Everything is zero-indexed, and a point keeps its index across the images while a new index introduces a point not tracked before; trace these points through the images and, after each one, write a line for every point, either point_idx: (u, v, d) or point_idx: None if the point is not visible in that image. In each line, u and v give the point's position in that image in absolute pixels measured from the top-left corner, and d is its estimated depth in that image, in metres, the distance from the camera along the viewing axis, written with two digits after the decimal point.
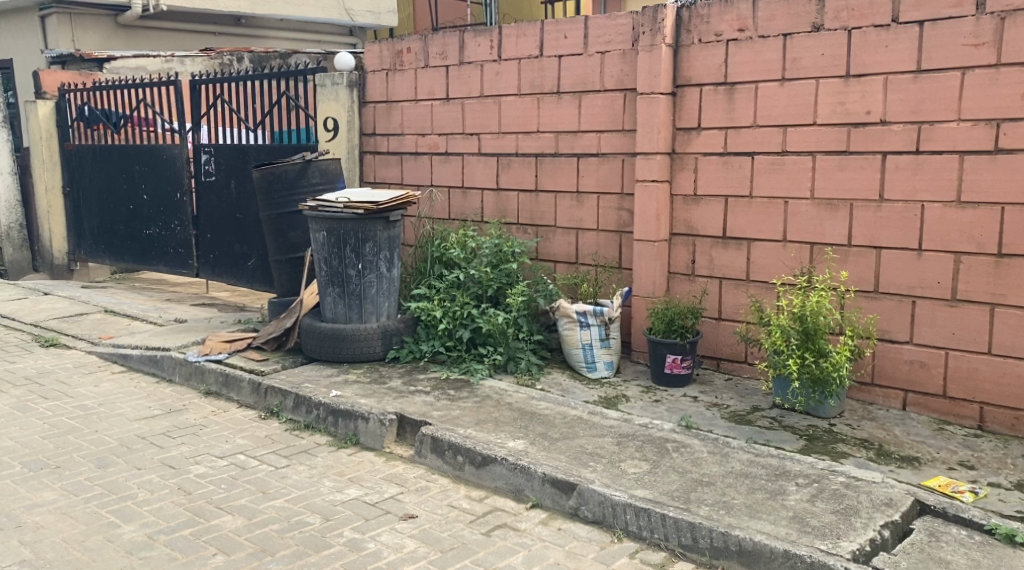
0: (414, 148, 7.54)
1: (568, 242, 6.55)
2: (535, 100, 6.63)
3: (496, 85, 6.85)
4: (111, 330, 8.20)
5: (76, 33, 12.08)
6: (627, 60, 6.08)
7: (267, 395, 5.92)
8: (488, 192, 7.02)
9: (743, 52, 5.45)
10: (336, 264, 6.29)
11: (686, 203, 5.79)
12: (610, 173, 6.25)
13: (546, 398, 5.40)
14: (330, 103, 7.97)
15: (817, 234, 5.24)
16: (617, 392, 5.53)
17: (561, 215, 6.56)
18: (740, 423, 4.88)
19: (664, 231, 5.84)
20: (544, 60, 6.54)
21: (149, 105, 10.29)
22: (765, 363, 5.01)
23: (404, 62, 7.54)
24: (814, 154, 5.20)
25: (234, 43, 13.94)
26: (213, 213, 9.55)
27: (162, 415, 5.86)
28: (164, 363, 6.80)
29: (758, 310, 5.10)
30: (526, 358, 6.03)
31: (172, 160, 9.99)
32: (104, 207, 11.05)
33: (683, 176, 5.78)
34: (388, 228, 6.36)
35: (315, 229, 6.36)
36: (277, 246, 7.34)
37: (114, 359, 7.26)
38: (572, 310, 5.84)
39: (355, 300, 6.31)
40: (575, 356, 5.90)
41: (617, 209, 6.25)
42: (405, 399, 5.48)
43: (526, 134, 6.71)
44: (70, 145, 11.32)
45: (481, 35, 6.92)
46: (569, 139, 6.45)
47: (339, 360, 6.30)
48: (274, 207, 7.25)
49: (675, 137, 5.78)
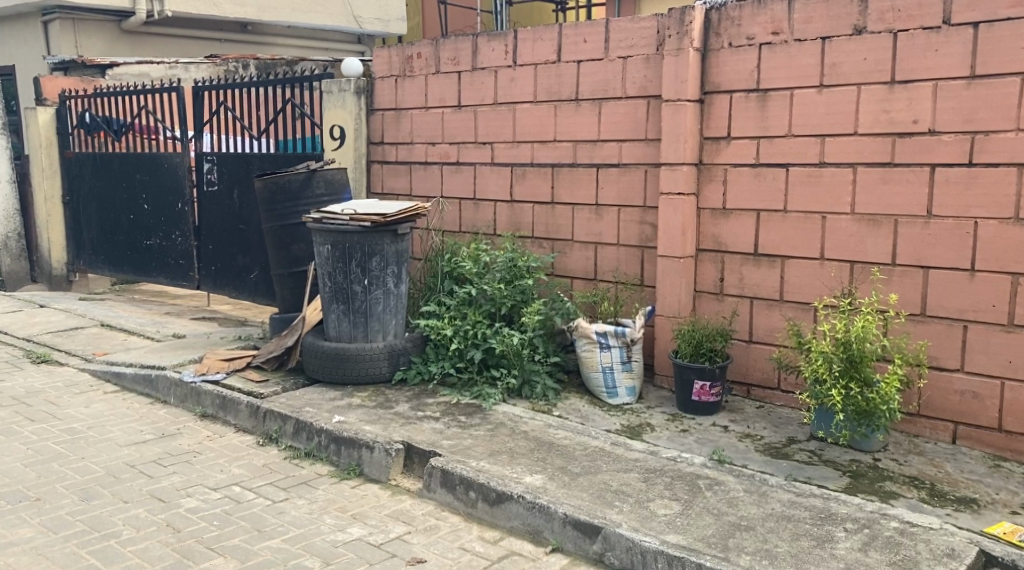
0: (423, 157, 7.20)
1: (587, 257, 6.18)
2: (551, 107, 6.28)
3: (511, 92, 6.51)
4: (105, 346, 7.85)
5: (79, 39, 11.80)
6: (651, 65, 5.72)
7: (266, 419, 5.55)
8: (502, 204, 6.66)
9: (777, 57, 5.09)
10: (340, 279, 5.94)
11: (714, 217, 5.43)
12: (632, 185, 5.88)
13: (564, 426, 5.02)
14: (337, 110, 7.61)
15: (857, 252, 4.87)
16: (641, 420, 5.15)
17: (579, 229, 6.20)
18: (776, 458, 4.50)
19: (690, 247, 5.49)
20: (562, 66, 6.19)
21: (151, 112, 9.97)
22: (805, 394, 4.59)
23: (414, 68, 7.20)
24: (855, 167, 4.84)
25: (241, 50, 13.66)
26: (215, 224, 9.21)
27: (154, 441, 5.50)
28: (159, 383, 6.45)
29: (796, 334, 4.66)
30: (542, 381, 5.62)
31: (174, 168, 9.66)
32: (104, 216, 10.74)
33: (711, 188, 5.43)
34: (396, 242, 6.00)
35: (319, 242, 6.01)
36: (280, 260, 7.00)
37: (108, 378, 6.92)
38: (591, 331, 5.48)
39: (360, 317, 5.96)
40: (595, 380, 5.52)
41: (639, 223, 5.88)
42: (413, 426, 5.11)
43: (541, 143, 6.37)
44: (70, 153, 11.02)
45: (495, 40, 6.59)
46: (588, 148, 6.09)
47: (343, 382, 5.93)
48: (277, 219, 6.90)
49: (702, 147, 5.43)
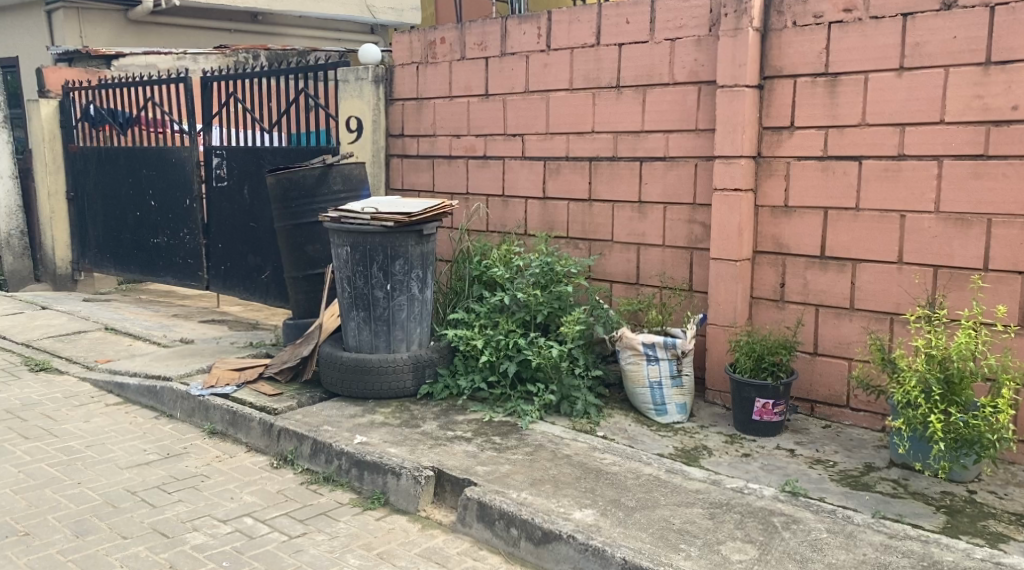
0: (447, 150, 6.69)
1: (628, 259, 5.66)
2: (589, 95, 5.76)
3: (544, 79, 6.00)
4: (108, 352, 7.36)
5: (84, 29, 11.36)
6: (703, 48, 5.20)
7: (280, 438, 5.06)
8: (534, 200, 6.15)
9: (849, 37, 4.58)
10: (360, 284, 5.44)
11: (775, 216, 4.93)
12: (680, 180, 5.36)
13: (612, 449, 4.50)
14: (354, 100, 7.10)
15: (942, 254, 4.39)
16: (696, 442, 4.63)
17: (619, 229, 5.68)
18: (856, 489, 3.98)
19: (747, 249, 4.99)
20: (602, 50, 5.68)
21: (158, 104, 9.48)
22: (893, 416, 4.08)
23: (437, 54, 6.69)
24: (940, 159, 4.35)
25: (252, 41, 13.16)
26: (225, 221, 8.73)
27: (158, 462, 5.01)
28: (164, 396, 5.97)
29: (880, 350, 4.15)
30: (583, 398, 5.08)
31: (182, 163, 9.18)
32: (110, 213, 10.26)
33: (771, 183, 4.92)
34: (421, 243, 5.50)
35: (337, 243, 5.51)
36: (294, 262, 6.51)
37: (110, 389, 6.43)
38: (637, 342, 4.97)
39: (382, 326, 5.46)
40: (641, 397, 5.01)
41: (688, 222, 5.35)
42: (442, 449, 4.60)
43: (578, 135, 5.85)
44: (74, 147, 10.54)
45: (527, 22, 6.08)
46: (630, 140, 5.57)
47: (364, 397, 5.43)
48: (290, 218, 6.41)
49: (761, 138, 4.94)
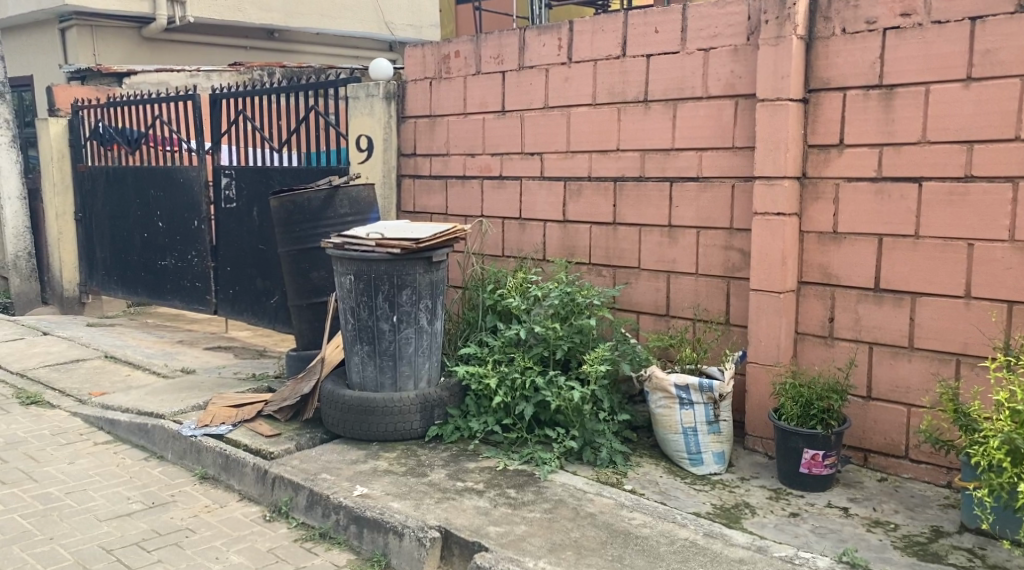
0: (461, 170, 6.24)
1: (656, 288, 5.17)
2: (614, 111, 5.30)
3: (566, 93, 5.55)
4: (104, 384, 6.95)
5: (97, 47, 11.05)
6: (739, 58, 4.73)
7: (275, 487, 4.61)
8: (554, 224, 5.68)
9: (907, 44, 4.11)
10: (364, 316, 4.99)
11: (822, 243, 4.46)
12: (715, 203, 4.88)
13: (641, 507, 4.01)
14: (364, 117, 6.66)
15: (1017, 289, 3.90)
16: (736, 499, 4.13)
17: (647, 256, 5.20)
18: (925, 560, 3.47)
19: (791, 280, 4.52)
20: (628, 62, 5.22)
21: (165, 122, 9.12)
22: (973, 479, 3.58)
23: (451, 69, 6.27)
24: (1015, 180, 3.87)
25: (267, 58, 12.83)
26: (232, 244, 8.32)
27: (141, 513, 4.58)
28: (155, 435, 5.54)
29: (954, 405, 3.67)
30: (607, 444, 4.58)
31: (189, 183, 8.81)
32: (117, 235, 9.91)
33: (818, 208, 4.45)
34: (430, 271, 5.04)
35: (340, 271, 5.06)
36: (297, 289, 6.07)
37: (100, 425, 6.02)
38: (669, 383, 4.49)
39: (388, 361, 5.00)
40: (675, 444, 4.53)
41: (724, 248, 4.87)
42: (451, 504, 4.12)
43: (602, 154, 5.39)
44: (83, 167, 10.20)
45: (546, 33, 5.63)
46: (659, 159, 5.11)
47: (367, 439, 4.96)
48: (294, 243, 5.98)
49: (806, 157, 4.47)
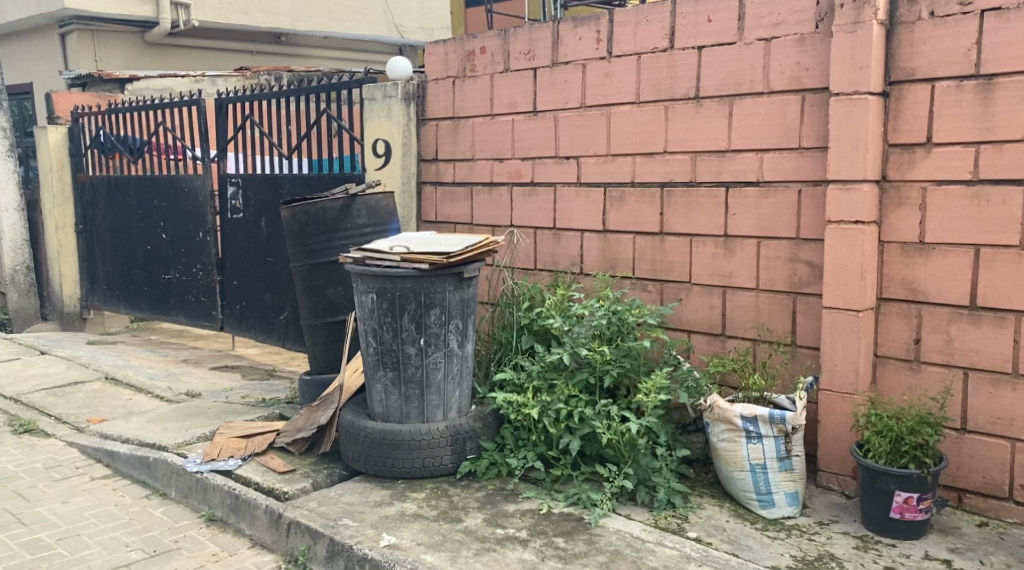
0: (488, 176, 5.75)
1: (711, 305, 4.67)
2: (660, 109, 4.81)
3: (606, 91, 5.05)
4: (103, 409, 6.46)
5: (99, 52, 10.60)
6: (807, 49, 4.25)
7: (290, 534, 4.11)
8: (592, 234, 5.18)
9: (1008, 28, 3.63)
10: (388, 339, 4.49)
11: (906, 254, 3.95)
12: (779, 210, 4.39)
13: (711, 559, 3.51)
14: (381, 121, 6.14)
15: None
16: (818, 549, 3.62)
17: (700, 269, 4.70)
18: None
19: (870, 296, 4.02)
20: (676, 55, 4.74)
21: (169, 128, 8.63)
22: None
23: (475, 67, 5.78)
24: None
25: (274, 63, 12.36)
26: (240, 256, 7.82)
27: (142, 564, 4.08)
28: (157, 470, 5.04)
29: None
30: (665, 484, 4.07)
31: (195, 193, 8.33)
32: (119, 248, 9.42)
33: (901, 215, 3.96)
34: (461, 288, 4.54)
35: (360, 289, 4.56)
36: (311, 307, 5.57)
37: (98, 457, 5.52)
38: (735, 414, 3.99)
39: (415, 389, 4.50)
40: (741, 483, 4.03)
41: (789, 261, 4.37)
42: (492, 556, 3.62)
43: (646, 157, 4.89)
44: (83, 177, 9.73)
45: (582, 26, 5.14)
46: (714, 162, 4.61)
47: (392, 477, 4.46)
48: (307, 257, 5.49)
49: (886, 158, 3.98)
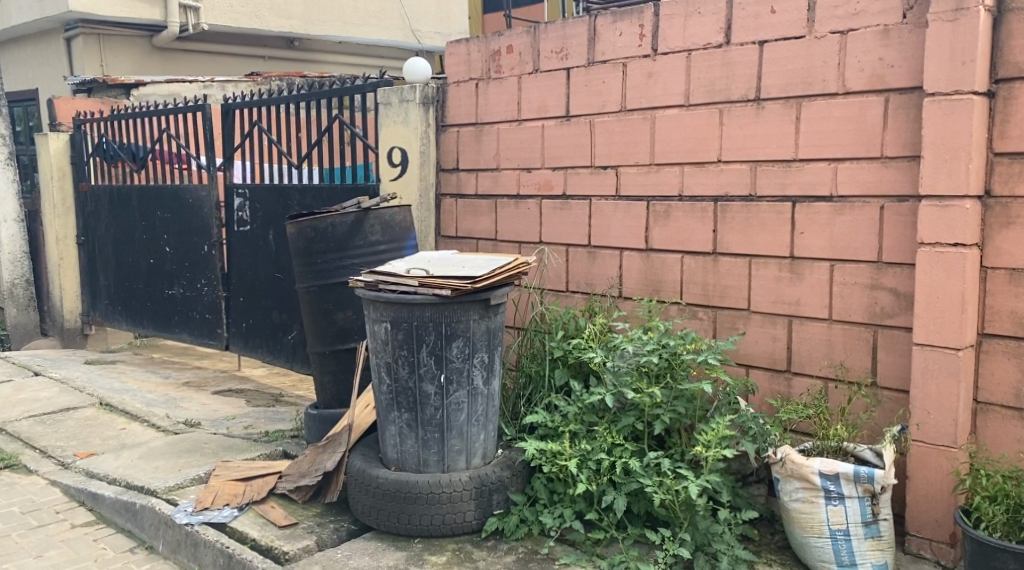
0: (514, 188, 5.17)
1: (774, 336, 4.07)
2: (713, 113, 4.22)
3: (650, 93, 4.46)
4: (92, 441, 5.90)
5: (105, 57, 10.09)
6: (891, 42, 3.66)
7: None
8: (633, 253, 4.57)
9: None
10: (403, 375, 3.91)
11: (1015, 283, 3.37)
12: (857, 229, 3.79)
13: None
14: (397, 127, 5.56)
15: None
16: None
17: (760, 295, 4.10)
18: None
19: (970, 332, 3.42)
20: (732, 52, 4.15)
21: (173, 136, 8.10)
22: None
23: (501, 68, 5.21)
24: None
25: (287, 68, 11.83)
26: (245, 271, 7.27)
27: None
28: (143, 519, 4.48)
29: None
30: (728, 552, 3.48)
31: (199, 204, 7.79)
32: (122, 262, 8.89)
33: (1010, 235, 3.38)
34: (487, 317, 3.95)
35: (372, 318, 3.99)
36: (318, 333, 5.00)
37: (82, 500, 4.95)
38: (813, 471, 3.41)
39: (434, 433, 3.92)
40: (819, 551, 3.45)
41: (869, 288, 3.77)
42: None
43: (697, 167, 4.29)
44: (85, 186, 9.20)
45: (623, 20, 4.56)
46: (778, 173, 4.02)
47: (408, 535, 3.87)
48: (315, 277, 4.92)
49: (992, 169, 3.41)
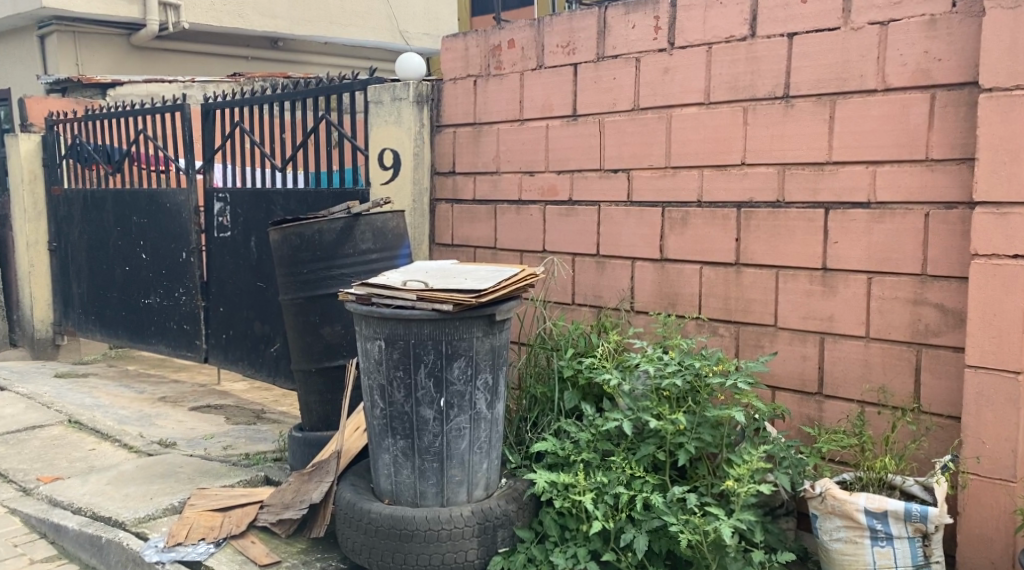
0: (515, 193, 4.80)
1: (803, 356, 3.72)
2: (736, 112, 3.87)
3: (665, 90, 4.12)
4: (58, 463, 5.47)
5: (80, 55, 9.65)
6: (937, 33, 3.33)
7: None
8: (647, 263, 4.21)
9: None
10: (398, 399, 3.53)
11: None
12: (898, 239, 3.45)
13: None
14: (388, 127, 5.18)
15: None
16: None
17: (788, 310, 3.76)
18: None
19: None
20: (757, 45, 3.81)
21: (150, 137, 7.68)
22: None
23: (501, 64, 4.85)
24: None
25: (270, 69, 11.41)
26: (224, 281, 6.86)
27: None
28: (110, 553, 4.07)
29: None
30: None
31: (177, 209, 7.38)
32: (95, 269, 8.45)
33: None
34: (491, 334, 3.58)
35: (364, 335, 3.61)
36: (304, 349, 4.61)
37: (43, 531, 4.54)
38: (858, 509, 3.07)
39: (432, 462, 3.54)
40: None
41: (912, 303, 3.43)
42: None
43: (719, 170, 3.94)
44: (58, 190, 8.77)
45: (636, 12, 4.22)
46: (809, 176, 3.68)
47: None
48: (300, 288, 4.53)
49: None
